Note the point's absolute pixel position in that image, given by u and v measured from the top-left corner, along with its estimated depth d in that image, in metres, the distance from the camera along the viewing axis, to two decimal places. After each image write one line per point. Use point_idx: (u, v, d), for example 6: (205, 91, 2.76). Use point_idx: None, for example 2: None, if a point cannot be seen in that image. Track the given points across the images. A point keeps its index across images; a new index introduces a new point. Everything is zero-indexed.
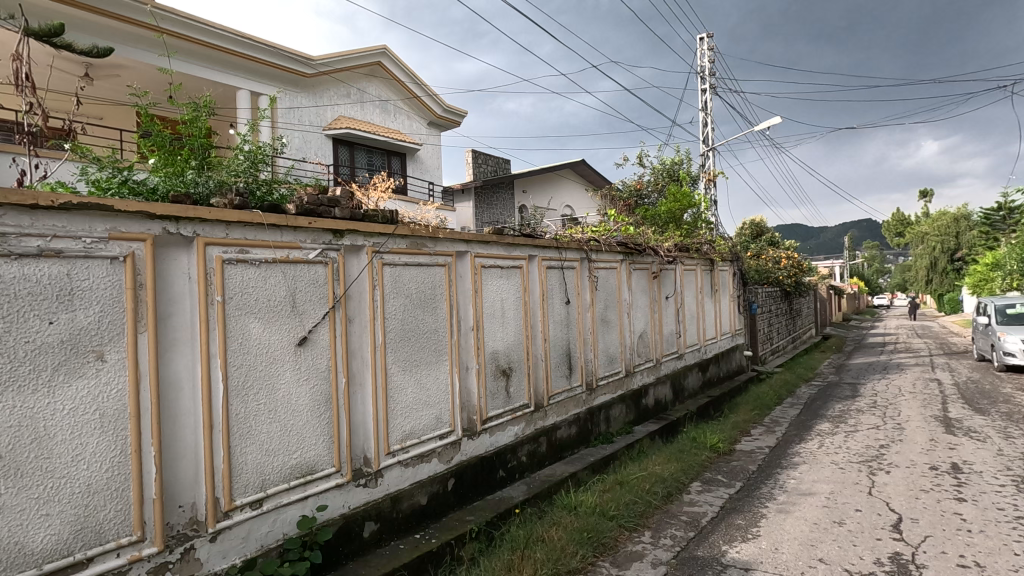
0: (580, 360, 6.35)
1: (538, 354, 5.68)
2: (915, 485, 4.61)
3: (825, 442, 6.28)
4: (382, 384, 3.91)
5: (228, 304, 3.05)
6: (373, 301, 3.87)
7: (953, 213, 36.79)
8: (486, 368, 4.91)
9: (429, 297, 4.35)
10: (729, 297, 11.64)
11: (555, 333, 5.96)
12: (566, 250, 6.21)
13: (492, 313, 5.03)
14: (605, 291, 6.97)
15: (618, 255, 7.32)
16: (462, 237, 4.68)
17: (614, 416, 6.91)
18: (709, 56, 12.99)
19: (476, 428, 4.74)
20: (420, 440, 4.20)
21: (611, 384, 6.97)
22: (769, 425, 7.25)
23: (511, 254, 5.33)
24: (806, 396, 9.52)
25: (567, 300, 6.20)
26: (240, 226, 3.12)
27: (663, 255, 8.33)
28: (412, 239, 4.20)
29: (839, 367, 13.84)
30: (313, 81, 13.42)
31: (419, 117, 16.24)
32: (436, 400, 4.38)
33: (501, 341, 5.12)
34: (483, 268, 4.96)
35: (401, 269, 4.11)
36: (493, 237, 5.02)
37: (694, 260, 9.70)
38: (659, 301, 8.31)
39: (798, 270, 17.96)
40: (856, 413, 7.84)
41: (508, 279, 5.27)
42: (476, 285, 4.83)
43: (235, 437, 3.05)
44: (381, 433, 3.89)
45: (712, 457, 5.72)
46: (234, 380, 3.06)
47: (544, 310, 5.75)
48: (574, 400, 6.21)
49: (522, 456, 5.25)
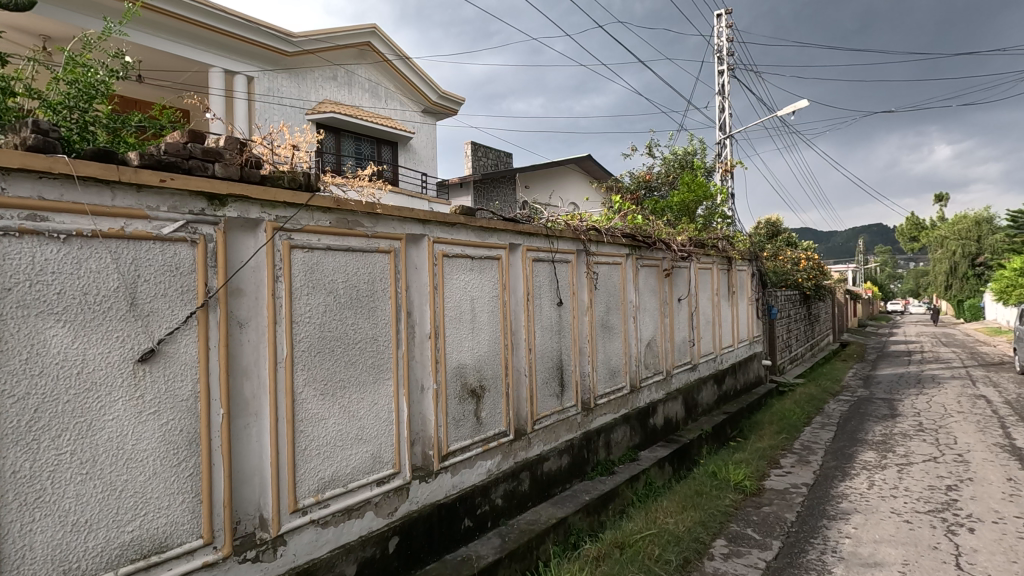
0: (575, 374, 5.21)
1: (519, 368, 4.56)
2: (1018, 555, 3.44)
3: (876, 480, 5.09)
4: (287, 413, 2.81)
5: (4, 299, 1.94)
6: (274, 298, 2.77)
7: (974, 216, 35.24)
8: (448, 388, 3.78)
9: (366, 296, 3.23)
10: (748, 300, 10.45)
11: (543, 341, 4.82)
12: (558, 240, 5.07)
13: (458, 316, 3.89)
14: (606, 290, 5.83)
15: (622, 248, 6.19)
16: (415, 216, 3.53)
17: (617, 441, 5.78)
18: (727, 34, 11.80)
19: (433, 467, 3.63)
20: (347, 489, 3.08)
21: (613, 403, 5.82)
22: (801, 453, 6.08)
23: (486, 241, 4.19)
24: (837, 414, 8.31)
25: (560, 300, 5.06)
26: (35, 179, 2.01)
27: (675, 249, 7.18)
28: (340, 214, 3.09)
29: (866, 378, 12.59)
30: (294, 61, 12.34)
31: (412, 103, 15.16)
32: (376, 433, 3.27)
33: (470, 352, 3.98)
34: (446, 258, 3.82)
35: (321, 255, 2.99)
36: (460, 218, 3.88)
37: (710, 256, 8.54)
38: (670, 303, 7.15)
39: (817, 273, 16.70)
40: (902, 438, 6.63)
41: (481, 273, 4.13)
42: (435, 279, 3.69)
43: (13, 508, 1.94)
44: (283, 483, 2.78)
45: (738, 500, 4.57)
46: (12, 419, 1.94)
47: (529, 314, 4.61)
48: (567, 424, 5.06)
49: (497, 499, 4.13)
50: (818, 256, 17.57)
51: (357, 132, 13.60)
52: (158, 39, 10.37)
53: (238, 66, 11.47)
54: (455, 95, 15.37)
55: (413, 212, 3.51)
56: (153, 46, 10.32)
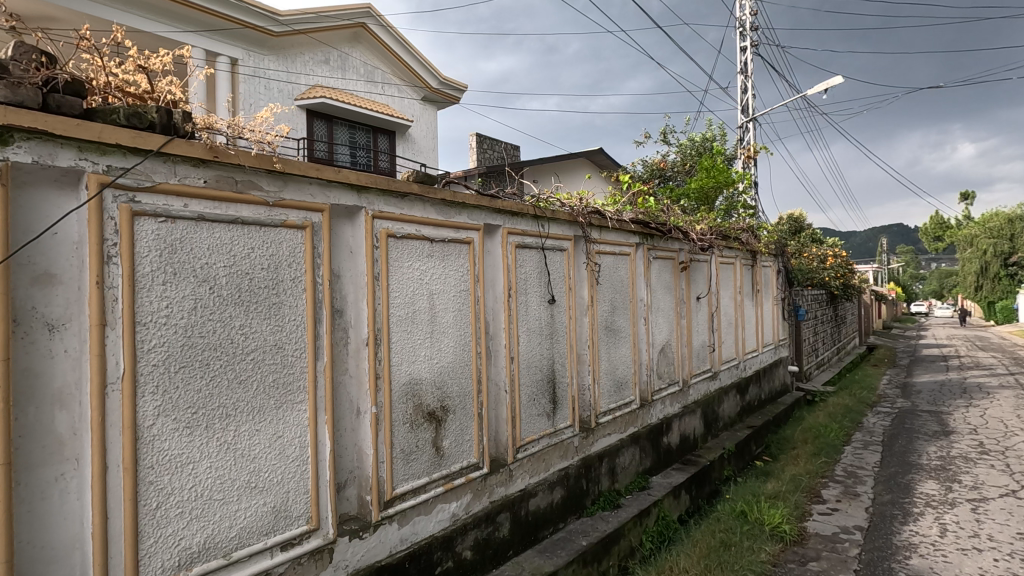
0: (571, 387, 4.27)
1: (498, 382, 3.61)
2: None
3: (947, 523, 4.07)
4: (124, 459, 1.90)
5: None
6: (105, 288, 1.87)
7: (1006, 213, 33.46)
8: (394, 411, 2.85)
9: (265, 287, 2.32)
10: (773, 300, 9.40)
11: (530, 347, 3.87)
12: (551, 223, 4.11)
13: (409, 316, 2.96)
14: (611, 285, 4.88)
15: (631, 237, 5.23)
16: (345, 180, 2.60)
17: (624, 465, 4.83)
18: (750, 7, 10.72)
19: (371, 518, 2.71)
20: (230, 560, 2.17)
21: (619, 420, 4.87)
22: (847, 482, 5.06)
23: (452, 219, 3.24)
24: (881, 430, 7.25)
25: (553, 297, 4.11)
26: None
27: (694, 239, 6.19)
28: (222, 171, 2.18)
29: (903, 386, 11.44)
30: (282, 42, 11.45)
31: (411, 91, 14.22)
32: (282, 477, 2.36)
33: (427, 364, 3.05)
34: (394, 240, 2.89)
35: (188, 228, 2.09)
36: (415, 186, 2.94)
37: (733, 250, 7.53)
38: (687, 302, 6.16)
39: (844, 271, 15.54)
40: (966, 464, 5.57)
41: (444, 260, 3.19)
42: (375, 267, 2.77)
43: None
44: (116, 564, 1.87)
45: (777, 552, 3.60)
46: None
47: (511, 314, 3.66)
48: (561, 450, 4.11)
49: (465, 551, 3.19)
50: (846, 253, 16.38)
51: (351, 119, 12.65)
52: (132, 15, 9.47)
53: (222, 48, 10.63)
54: (457, 81, 14.42)
55: (342, 174, 2.58)
56: (127, 23, 9.43)
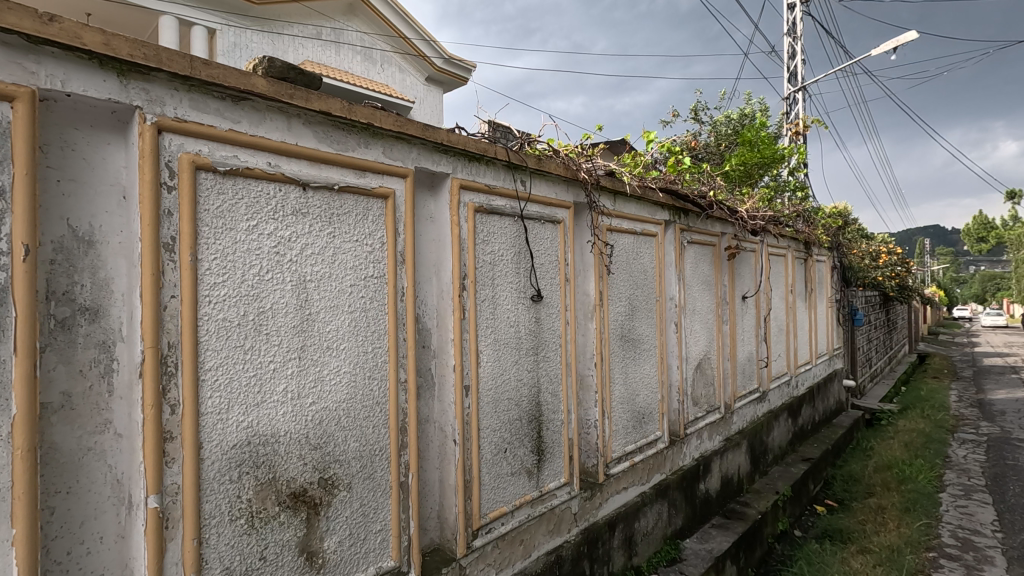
0: (568, 425, 2.88)
1: (443, 426, 2.27)
2: None
3: None
4: None
5: None
6: None
7: None
8: (205, 500, 1.50)
9: None
10: (827, 302, 7.82)
11: (501, 367, 2.50)
12: (535, 180, 2.73)
13: (250, 322, 1.62)
14: (629, 277, 3.47)
15: (658, 212, 3.81)
16: (70, 41, 1.27)
17: (646, 530, 3.43)
18: None
19: None
20: None
21: (640, 466, 3.46)
22: (968, 558, 3.58)
23: (352, 154, 1.89)
24: (978, 469, 5.69)
25: (538, 293, 2.73)
26: None
27: (741, 219, 4.73)
28: None
29: (978, 405, 9.72)
30: (267, 12, 9.52)
31: (415, 73, 12.35)
32: None
33: (286, 410, 1.69)
34: (212, 173, 1.55)
35: None
36: (260, 81, 1.58)
37: (785, 238, 6.04)
38: (731, 300, 4.71)
39: (897, 270, 13.78)
40: None
41: (333, 224, 1.84)
42: (163, 221, 1.44)
43: None
44: None
45: None
46: None
47: (465, 317, 2.29)
48: (550, 523, 2.72)
49: None
50: (899, 250, 14.56)
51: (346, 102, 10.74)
52: None
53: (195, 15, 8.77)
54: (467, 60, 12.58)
55: (58, 29, 1.25)
56: None
